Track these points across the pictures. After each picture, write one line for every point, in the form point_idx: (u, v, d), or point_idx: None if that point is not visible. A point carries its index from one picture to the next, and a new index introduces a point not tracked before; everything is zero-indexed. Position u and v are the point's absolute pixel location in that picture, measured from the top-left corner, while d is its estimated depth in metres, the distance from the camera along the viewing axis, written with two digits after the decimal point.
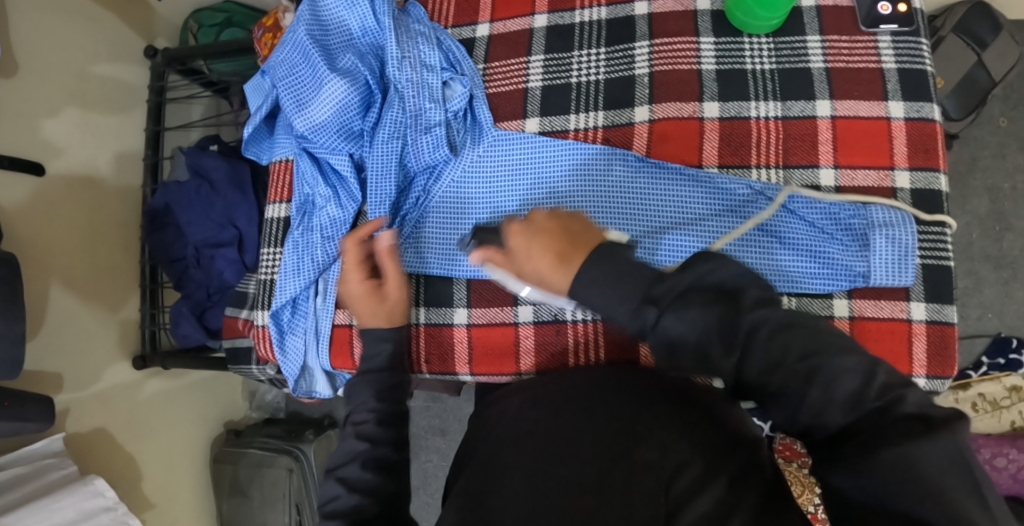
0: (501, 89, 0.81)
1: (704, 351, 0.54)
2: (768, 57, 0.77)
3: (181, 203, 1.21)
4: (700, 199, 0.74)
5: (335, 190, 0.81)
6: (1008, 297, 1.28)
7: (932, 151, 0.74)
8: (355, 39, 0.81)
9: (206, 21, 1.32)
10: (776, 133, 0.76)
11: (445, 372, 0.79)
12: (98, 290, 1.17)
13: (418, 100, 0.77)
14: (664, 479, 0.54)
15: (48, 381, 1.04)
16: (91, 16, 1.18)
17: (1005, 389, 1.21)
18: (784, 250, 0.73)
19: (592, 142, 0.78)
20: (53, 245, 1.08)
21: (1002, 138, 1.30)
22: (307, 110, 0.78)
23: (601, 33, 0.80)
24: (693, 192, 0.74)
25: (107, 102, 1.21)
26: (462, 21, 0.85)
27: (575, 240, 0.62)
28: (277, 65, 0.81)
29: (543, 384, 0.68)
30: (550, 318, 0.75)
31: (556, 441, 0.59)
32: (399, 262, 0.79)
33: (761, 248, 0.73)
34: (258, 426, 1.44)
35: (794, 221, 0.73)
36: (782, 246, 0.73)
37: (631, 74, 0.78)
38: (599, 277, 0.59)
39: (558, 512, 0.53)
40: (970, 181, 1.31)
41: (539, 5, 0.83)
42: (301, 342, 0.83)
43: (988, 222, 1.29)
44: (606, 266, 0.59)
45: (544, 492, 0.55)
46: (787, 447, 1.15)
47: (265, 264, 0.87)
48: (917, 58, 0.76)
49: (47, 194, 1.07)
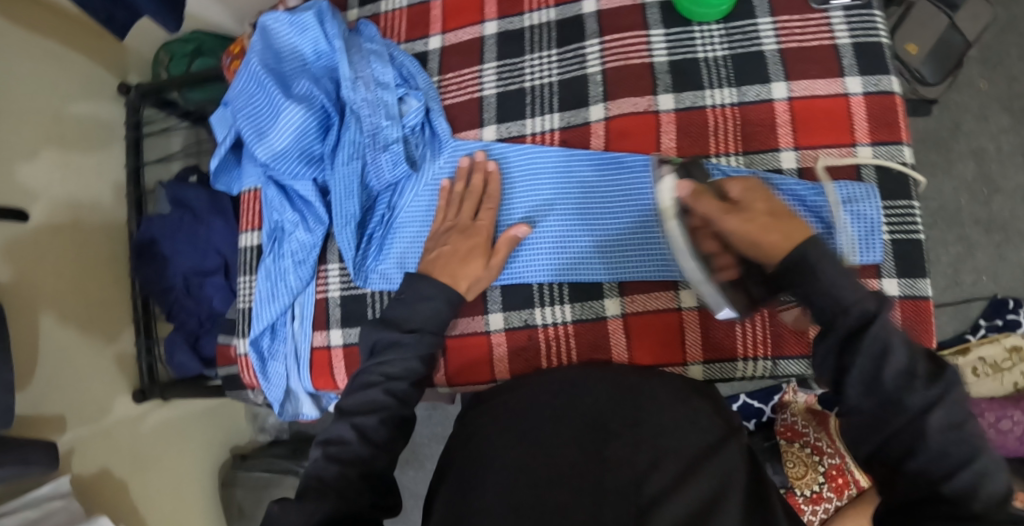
0: (457, 100, 0.82)
1: (911, 376, 0.50)
2: (720, 44, 0.77)
3: (165, 236, 1.20)
4: None
5: (302, 215, 0.82)
6: (1002, 259, 1.25)
7: (894, 124, 0.73)
8: (308, 63, 0.82)
9: (177, 52, 1.28)
10: (733, 120, 0.75)
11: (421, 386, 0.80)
12: (90, 328, 1.17)
13: (374, 118, 0.78)
14: (636, 478, 0.52)
15: (46, 422, 1.05)
16: (63, 59, 1.17)
17: (1005, 350, 1.17)
18: None
19: (550, 145, 0.78)
20: (41, 288, 1.08)
21: (982, 99, 1.28)
22: (266, 139, 0.79)
23: (551, 35, 0.81)
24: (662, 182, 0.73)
25: (85, 141, 1.21)
26: (414, 35, 0.86)
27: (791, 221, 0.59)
28: (235, 97, 0.82)
29: (515, 380, 0.67)
30: (521, 324, 0.76)
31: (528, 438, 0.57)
32: (371, 281, 0.79)
33: None
34: (262, 449, 1.43)
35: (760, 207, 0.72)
36: None
37: (583, 73, 0.79)
38: (830, 264, 0.56)
39: (534, 512, 0.51)
40: (955, 145, 1.28)
41: (489, 12, 0.83)
42: (283, 367, 0.83)
43: (975, 186, 1.26)
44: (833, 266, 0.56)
45: (520, 490, 0.53)
46: (788, 429, 1.14)
47: (242, 293, 0.88)
48: (872, 31, 0.75)
49: (31, 237, 1.08)
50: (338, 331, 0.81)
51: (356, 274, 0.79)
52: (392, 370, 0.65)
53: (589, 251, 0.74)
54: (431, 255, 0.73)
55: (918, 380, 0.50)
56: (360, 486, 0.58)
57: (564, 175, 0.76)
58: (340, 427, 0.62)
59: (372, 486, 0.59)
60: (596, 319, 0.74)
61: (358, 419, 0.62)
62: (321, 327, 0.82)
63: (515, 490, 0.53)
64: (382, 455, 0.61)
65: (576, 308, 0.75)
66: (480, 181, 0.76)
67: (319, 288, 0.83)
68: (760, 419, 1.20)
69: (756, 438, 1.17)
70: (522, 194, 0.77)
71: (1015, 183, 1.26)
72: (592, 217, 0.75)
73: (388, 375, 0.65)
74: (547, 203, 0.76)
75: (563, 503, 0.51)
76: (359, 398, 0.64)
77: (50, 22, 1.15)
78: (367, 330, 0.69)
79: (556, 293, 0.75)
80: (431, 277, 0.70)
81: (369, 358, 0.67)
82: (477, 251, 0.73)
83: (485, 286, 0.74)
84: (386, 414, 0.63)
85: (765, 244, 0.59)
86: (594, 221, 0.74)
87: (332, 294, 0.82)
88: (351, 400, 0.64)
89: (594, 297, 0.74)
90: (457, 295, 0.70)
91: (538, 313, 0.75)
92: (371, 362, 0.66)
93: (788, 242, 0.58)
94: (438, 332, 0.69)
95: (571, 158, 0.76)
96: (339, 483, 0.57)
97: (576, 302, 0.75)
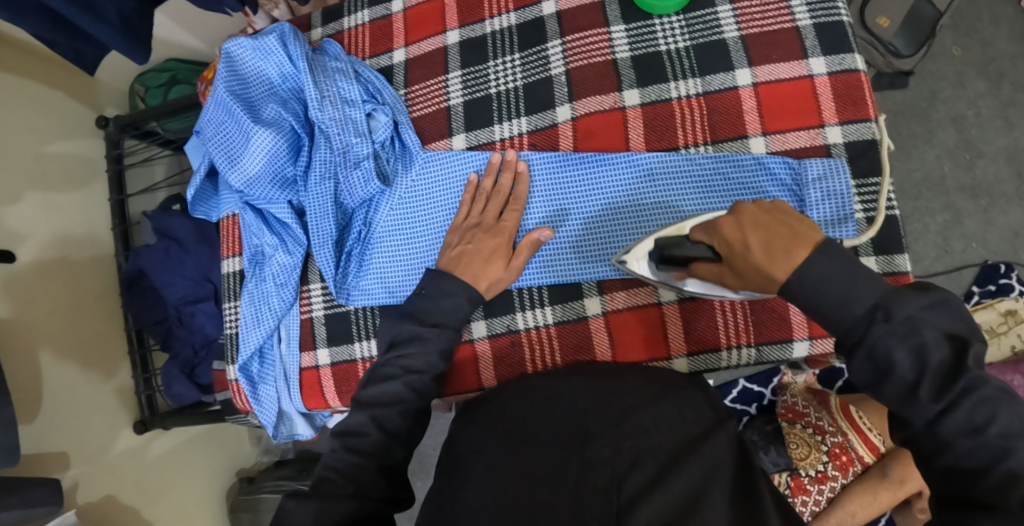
0: (424, 111, 0.83)
1: (916, 385, 0.45)
2: (682, 35, 0.76)
3: (154, 268, 1.18)
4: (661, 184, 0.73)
5: (281, 237, 0.83)
6: (990, 224, 1.22)
7: (860, 102, 0.72)
8: (275, 86, 0.82)
9: (152, 83, 1.27)
10: (700, 110, 0.75)
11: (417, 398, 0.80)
12: (88, 364, 1.15)
13: (343, 136, 0.79)
14: (616, 477, 0.52)
15: (50, 460, 1.04)
16: (36, 98, 1.14)
17: (1001, 315, 1.17)
18: None
19: (519, 150, 0.78)
20: (34, 330, 1.06)
21: (957, 66, 1.27)
22: (239, 165, 0.79)
23: (514, 39, 0.81)
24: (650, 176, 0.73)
25: (65, 179, 1.18)
26: (379, 50, 0.87)
27: (799, 234, 0.51)
28: (206, 126, 0.83)
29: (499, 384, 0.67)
30: (503, 330, 0.77)
31: (518, 445, 0.57)
32: (353, 298, 0.80)
33: None
34: (268, 470, 1.40)
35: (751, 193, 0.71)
36: None
37: (548, 75, 0.79)
38: None
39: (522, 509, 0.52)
40: (933, 113, 1.26)
41: (450, 22, 0.85)
42: (274, 390, 0.84)
43: (958, 152, 1.25)
44: (843, 258, 0.49)
45: (501, 494, 0.53)
46: (788, 410, 1.10)
47: (229, 319, 0.88)
48: (832, 10, 0.74)
49: (20, 279, 1.06)
50: (325, 351, 0.82)
51: (338, 291, 0.80)
52: (411, 364, 0.65)
53: (597, 247, 0.74)
54: (453, 253, 0.73)
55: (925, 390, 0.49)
56: (377, 476, 0.60)
57: (577, 172, 0.75)
58: (334, 451, 0.62)
59: (390, 478, 0.61)
60: (578, 319, 0.75)
61: (379, 410, 0.63)
62: (309, 348, 0.82)
63: (507, 496, 0.53)
64: (399, 446, 0.63)
65: (557, 310, 0.76)
66: (510, 180, 0.76)
67: (303, 309, 0.83)
68: (762, 403, 1.20)
69: (759, 422, 1.15)
70: (545, 192, 0.76)
71: (997, 146, 1.24)
72: (603, 214, 0.74)
73: (407, 368, 0.65)
74: (571, 202, 0.75)
75: (547, 501, 0.52)
76: (380, 389, 0.64)
77: (21, 61, 1.11)
78: (392, 322, 0.70)
79: (536, 296, 0.76)
80: (454, 276, 0.70)
81: (388, 351, 0.67)
82: (499, 252, 0.72)
83: (504, 287, 0.73)
84: (405, 407, 0.63)
85: (772, 264, 0.50)
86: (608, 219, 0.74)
87: (316, 314, 0.82)
88: (369, 391, 0.65)
89: (575, 298, 0.75)
90: (479, 294, 0.70)
91: (520, 318, 0.76)
92: (390, 355, 0.66)
93: (792, 261, 0.49)
94: (460, 329, 0.69)
95: (556, 162, 0.76)
96: (356, 474, 0.59)
97: (556, 304, 0.76)
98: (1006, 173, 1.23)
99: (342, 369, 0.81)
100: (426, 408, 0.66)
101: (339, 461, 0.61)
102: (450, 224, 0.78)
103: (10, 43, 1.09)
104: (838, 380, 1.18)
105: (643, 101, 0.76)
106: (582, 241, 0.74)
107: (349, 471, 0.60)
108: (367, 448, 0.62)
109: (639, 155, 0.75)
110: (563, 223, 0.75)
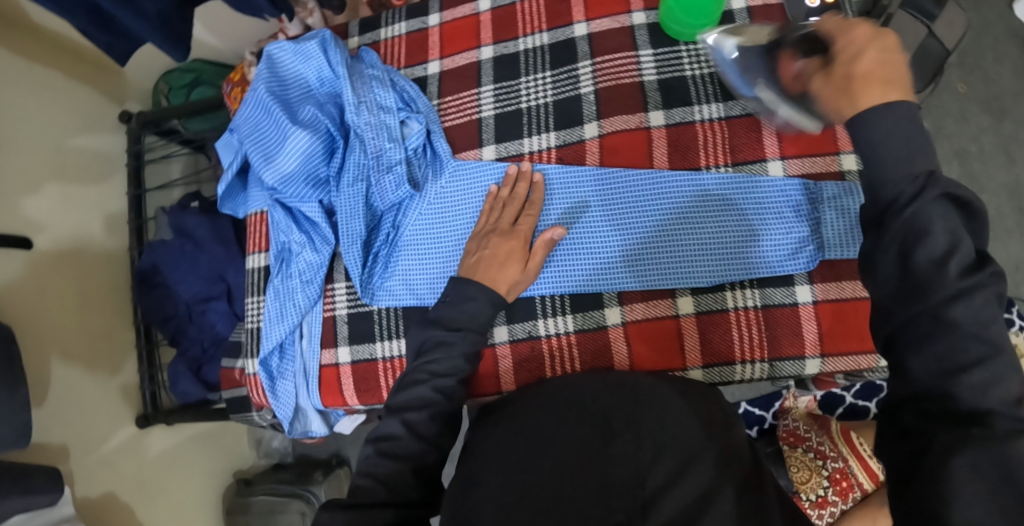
0: (456, 122, 0.87)
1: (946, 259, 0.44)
2: (706, 62, 0.80)
3: (167, 262, 1.18)
4: (674, 196, 0.76)
5: (309, 235, 0.85)
6: (992, 256, 1.25)
7: None
8: (313, 90, 0.86)
9: (175, 82, 1.30)
10: (722, 133, 0.78)
11: (488, 393, 0.80)
12: (97, 357, 1.16)
13: (377, 141, 0.82)
14: (639, 473, 0.54)
15: (51, 450, 1.04)
16: (62, 89, 1.16)
17: None
18: (761, 230, 0.74)
19: (547, 163, 0.81)
20: (45, 318, 1.07)
21: (962, 102, 1.31)
22: (274, 163, 0.82)
23: (545, 58, 0.85)
24: (663, 190, 0.77)
25: (86, 172, 1.20)
26: (414, 61, 0.91)
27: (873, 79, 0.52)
28: (242, 124, 0.85)
29: (518, 390, 0.69)
30: (525, 335, 0.79)
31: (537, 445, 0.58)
32: (378, 297, 0.82)
33: (743, 232, 0.74)
34: (267, 473, 1.40)
35: (770, 207, 0.74)
36: (764, 227, 0.74)
37: (577, 93, 0.83)
38: None
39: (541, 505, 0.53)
40: (938, 148, 1.30)
41: (484, 38, 0.88)
42: (292, 385, 0.85)
43: (961, 186, 1.28)
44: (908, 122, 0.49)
45: (527, 492, 0.55)
46: (789, 433, 1.05)
47: (251, 314, 0.90)
48: None
49: (37, 267, 1.06)
50: (346, 349, 0.83)
51: (363, 290, 0.82)
52: (438, 368, 0.68)
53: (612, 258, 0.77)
54: (471, 260, 0.76)
55: (955, 266, 0.44)
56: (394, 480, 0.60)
57: (602, 183, 0.78)
58: (367, 458, 0.63)
59: (420, 481, 0.62)
60: (597, 328, 0.77)
61: (408, 416, 0.65)
62: (330, 346, 0.84)
63: (528, 486, 0.55)
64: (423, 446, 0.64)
65: (577, 318, 0.78)
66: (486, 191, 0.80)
67: (326, 307, 0.85)
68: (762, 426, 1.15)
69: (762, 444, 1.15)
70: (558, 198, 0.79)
71: (1000, 181, 1.28)
72: (621, 227, 0.77)
73: (434, 373, 0.67)
74: (590, 203, 0.78)
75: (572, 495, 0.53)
76: (408, 394, 0.66)
77: (52, 55, 1.14)
78: (417, 329, 0.72)
79: (558, 304, 0.79)
80: (477, 279, 0.73)
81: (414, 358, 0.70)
82: (515, 255, 0.75)
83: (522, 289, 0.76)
84: (435, 410, 0.65)
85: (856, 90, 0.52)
86: (622, 230, 0.77)
87: (339, 312, 0.84)
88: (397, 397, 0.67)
89: (595, 307, 0.78)
90: (500, 298, 0.72)
91: (541, 324, 0.79)
92: (418, 361, 0.68)
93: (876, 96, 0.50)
94: (481, 333, 0.71)
95: (567, 176, 0.80)
96: (390, 478, 0.60)
97: (577, 312, 0.78)
98: (1008, 208, 1.26)
99: (360, 368, 0.82)
100: (455, 411, 0.67)
101: (374, 467, 0.62)
102: (475, 220, 0.81)
103: (41, 36, 1.11)
104: (840, 406, 1.11)
105: (670, 120, 0.79)
106: (596, 252, 0.77)
107: (386, 476, 0.61)
108: (389, 447, 0.63)
109: (661, 172, 0.78)
110: (581, 233, 0.78)
